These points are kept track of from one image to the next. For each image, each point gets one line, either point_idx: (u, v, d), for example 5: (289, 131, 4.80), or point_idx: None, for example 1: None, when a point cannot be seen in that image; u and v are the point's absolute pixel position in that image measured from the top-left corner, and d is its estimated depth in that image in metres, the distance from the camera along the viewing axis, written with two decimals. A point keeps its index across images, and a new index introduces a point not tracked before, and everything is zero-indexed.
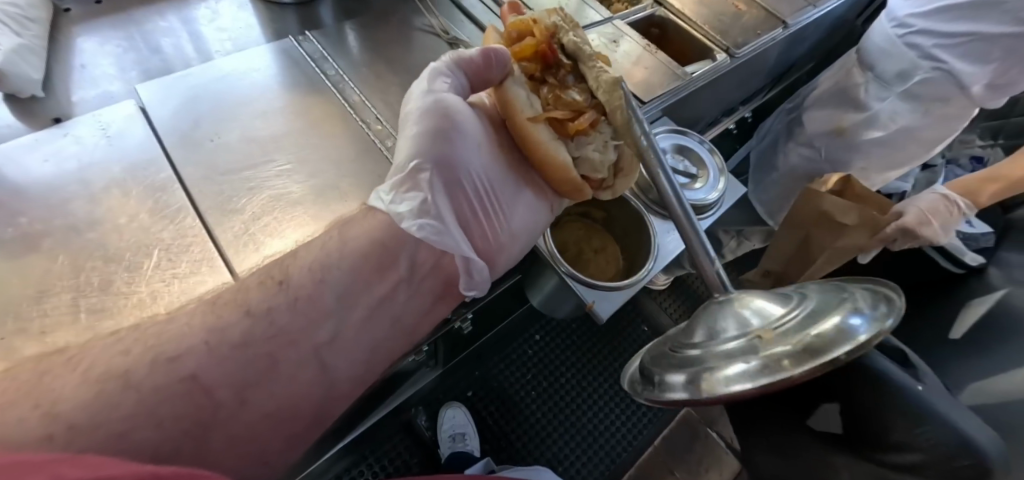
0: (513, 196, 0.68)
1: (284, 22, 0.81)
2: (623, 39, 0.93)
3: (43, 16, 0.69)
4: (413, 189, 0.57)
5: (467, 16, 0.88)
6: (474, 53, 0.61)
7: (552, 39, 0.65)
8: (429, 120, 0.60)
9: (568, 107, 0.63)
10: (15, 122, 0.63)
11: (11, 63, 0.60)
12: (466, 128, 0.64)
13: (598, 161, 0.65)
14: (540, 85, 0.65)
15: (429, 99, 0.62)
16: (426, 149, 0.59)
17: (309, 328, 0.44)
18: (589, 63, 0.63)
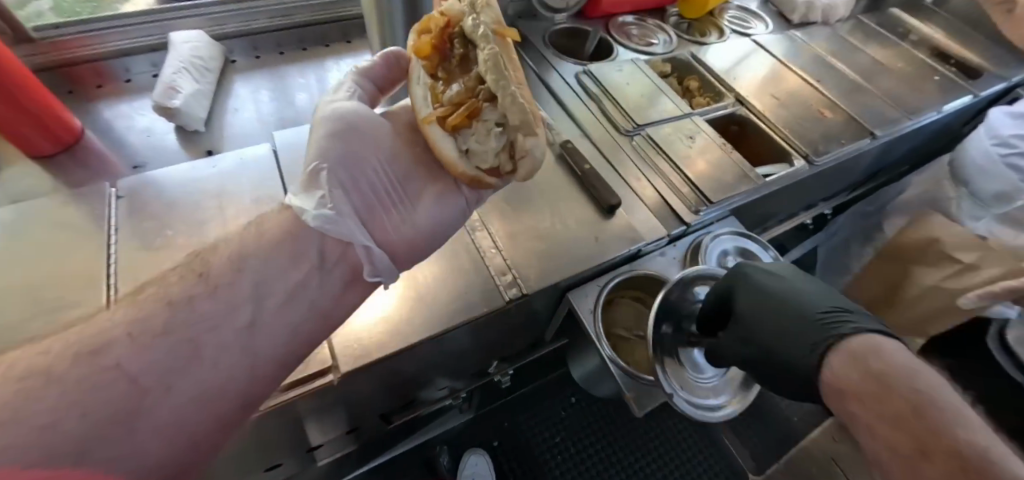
0: (417, 192, 0.68)
1: None
2: (700, 135, 0.97)
3: (217, 66, 0.86)
4: (315, 186, 0.59)
5: (557, 101, 0.98)
6: (376, 61, 0.72)
7: (451, 28, 0.64)
8: (331, 125, 0.64)
9: (454, 101, 0.64)
10: (180, 150, 0.78)
11: (186, 104, 0.76)
12: (366, 130, 0.67)
13: (483, 153, 0.64)
14: (439, 80, 0.67)
15: (331, 108, 0.66)
16: (330, 147, 0.63)
17: (229, 313, 0.46)
18: (483, 46, 0.60)
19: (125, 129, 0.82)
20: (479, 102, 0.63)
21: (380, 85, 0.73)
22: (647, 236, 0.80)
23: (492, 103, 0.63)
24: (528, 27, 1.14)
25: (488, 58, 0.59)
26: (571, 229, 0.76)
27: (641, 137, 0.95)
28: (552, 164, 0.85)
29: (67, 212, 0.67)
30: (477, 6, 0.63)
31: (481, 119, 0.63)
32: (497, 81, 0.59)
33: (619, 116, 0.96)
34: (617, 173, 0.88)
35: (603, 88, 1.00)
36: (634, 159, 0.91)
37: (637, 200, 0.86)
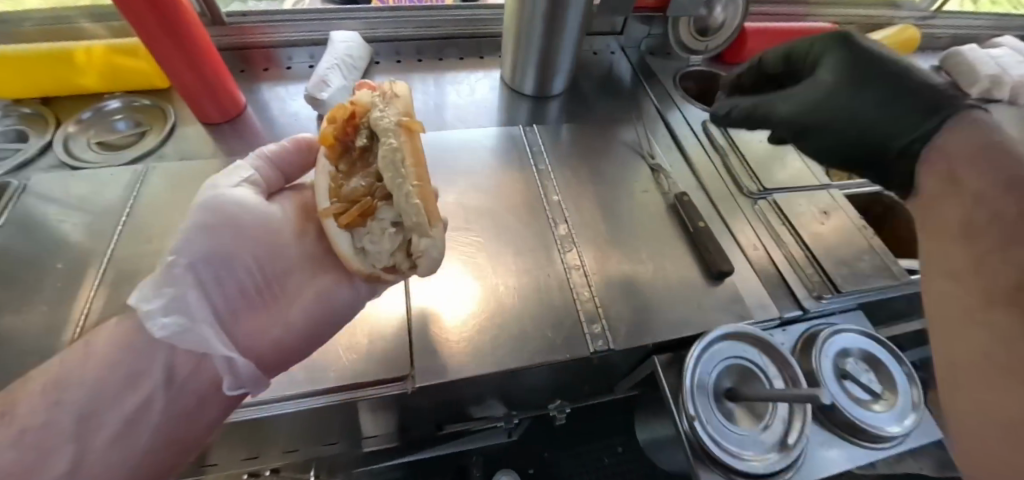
0: (306, 279, 0.59)
1: (517, 111, 0.97)
2: (837, 212, 0.85)
3: (365, 64, 0.94)
4: (169, 284, 0.48)
5: (677, 146, 0.93)
6: (287, 142, 0.64)
7: (362, 119, 0.53)
8: (209, 207, 0.54)
9: (347, 194, 0.53)
10: None
11: (331, 98, 0.83)
12: (247, 220, 0.56)
13: (377, 254, 0.53)
14: (341, 171, 0.55)
15: (209, 192, 0.55)
16: (192, 243, 0.51)
17: (40, 459, 0.40)
18: (386, 139, 0.51)
19: (279, 111, 0.91)
20: (374, 194, 0.52)
21: (284, 168, 0.64)
22: (758, 314, 0.71)
23: (389, 201, 0.52)
24: (658, 66, 1.11)
25: (389, 153, 0.50)
26: (670, 289, 0.71)
27: (767, 203, 0.85)
28: (660, 215, 0.80)
29: None
30: (386, 97, 0.54)
31: (376, 218, 0.53)
32: (393, 179, 0.50)
33: (745, 176, 0.88)
34: (734, 235, 0.79)
35: (731, 142, 0.93)
36: (755, 225, 0.82)
37: (750, 271, 0.76)
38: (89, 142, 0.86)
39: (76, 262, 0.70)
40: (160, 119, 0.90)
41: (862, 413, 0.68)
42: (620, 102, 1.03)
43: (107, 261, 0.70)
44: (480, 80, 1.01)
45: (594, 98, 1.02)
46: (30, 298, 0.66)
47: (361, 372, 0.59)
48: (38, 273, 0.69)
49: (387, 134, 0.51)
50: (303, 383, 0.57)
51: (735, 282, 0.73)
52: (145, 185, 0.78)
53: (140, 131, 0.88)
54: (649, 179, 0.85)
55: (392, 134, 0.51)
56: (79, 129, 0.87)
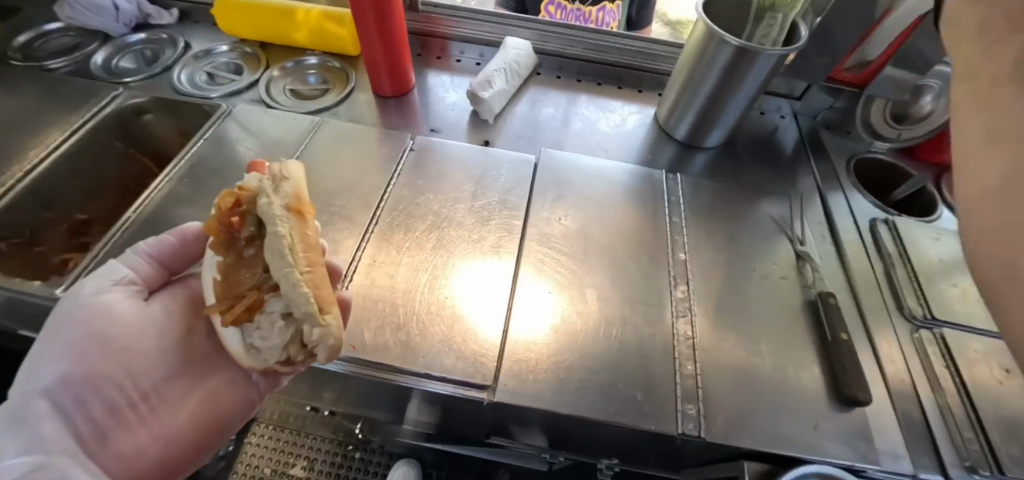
0: (182, 390, 0.60)
1: (659, 152, 0.94)
2: None
3: (520, 82, 0.98)
4: (24, 422, 0.47)
5: (831, 238, 0.83)
6: (166, 239, 0.62)
7: (244, 213, 0.52)
8: (79, 329, 0.54)
9: (240, 288, 0.52)
10: (465, 130, 0.93)
11: (491, 98, 0.89)
12: (116, 332, 0.56)
13: (271, 349, 0.52)
14: (232, 270, 0.53)
15: (68, 320, 0.54)
16: (51, 367, 0.51)
17: None
18: (272, 235, 0.49)
19: (439, 99, 0.98)
20: (263, 288, 0.51)
21: (168, 263, 0.63)
22: (886, 462, 0.60)
23: (276, 293, 0.51)
24: (832, 144, 1.00)
25: (273, 256, 0.49)
26: (783, 396, 0.62)
27: (930, 334, 0.72)
28: (795, 307, 0.72)
29: (378, 145, 0.87)
30: (273, 181, 0.54)
31: (264, 311, 0.51)
32: (280, 269, 0.49)
33: (911, 295, 0.76)
34: (877, 358, 0.69)
35: (903, 251, 0.81)
36: (907, 354, 0.70)
37: (887, 405, 0.65)
38: (284, 87, 1.00)
39: None
40: (341, 81, 1.01)
41: None
42: (776, 171, 0.95)
43: None
44: (632, 113, 0.99)
45: (748, 160, 0.96)
46: (209, 204, 0.79)
47: (447, 366, 0.60)
48: (220, 185, 0.82)
49: (271, 227, 0.50)
50: (397, 357, 0.60)
51: (867, 412, 0.63)
52: (317, 135, 0.89)
53: (324, 88, 1.00)
54: (790, 264, 0.77)
55: (274, 225, 0.50)
56: (281, 75, 1.02)
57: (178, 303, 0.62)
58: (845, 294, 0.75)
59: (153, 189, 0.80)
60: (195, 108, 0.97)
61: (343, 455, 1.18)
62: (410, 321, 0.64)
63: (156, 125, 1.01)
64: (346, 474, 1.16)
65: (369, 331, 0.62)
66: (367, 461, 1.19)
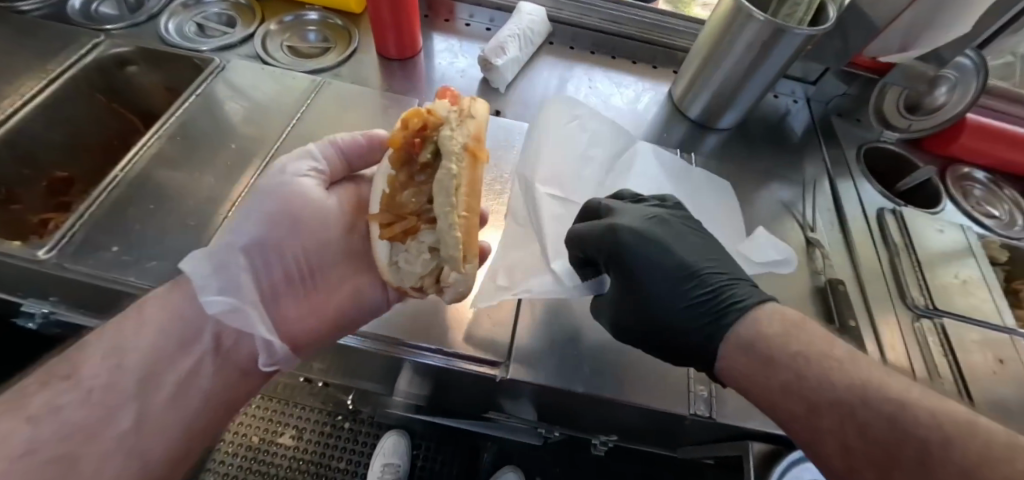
0: (341, 276, 0.61)
1: (671, 131, 0.92)
2: (1015, 364, 0.71)
3: (532, 51, 0.94)
4: (224, 265, 0.51)
5: (840, 225, 0.83)
6: (355, 137, 0.63)
7: (427, 137, 0.51)
8: (275, 198, 0.56)
9: (401, 204, 0.53)
10: (474, 98, 0.89)
11: (503, 66, 0.85)
12: (306, 212, 0.58)
13: (408, 274, 0.54)
14: (400, 187, 0.54)
15: (270, 188, 0.57)
16: (247, 227, 0.55)
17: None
18: (447, 170, 0.49)
19: (447, 64, 0.94)
20: (421, 215, 0.53)
21: (350, 158, 0.64)
22: None
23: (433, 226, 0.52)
24: (842, 131, 0.99)
25: (444, 192, 0.49)
26: None
27: (930, 324, 0.74)
28: (804, 293, 0.72)
29: (384, 110, 0.83)
30: (461, 115, 0.52)
31: (416, 239, 0.53)
32: (442, 206, 0.49)
33: (914, 285, 0.77)
34: (879, 345, 0.70)
35: (908, 242, 0.81)
36: (908, 341, 0.71)
37: None
38: (282, 44, 0.94)
39: (246, 147, 0.78)
40: (344, 40, 0.95)
41: None
42: (787, 156, 0.94)
43: (270, 154, 0.77)
44: (645, 89, 0.97)
45: (760, 143, 0.95)
46: (204, 166, 0.75)
47: (459, 341, 0.59)
48: (215, 146, 0.78)
49: (449, 165, 0.49)
50: None
51: None
52: (318, 96, 0.84)
53: (325, 47, 0.94)
54: (800, 250, 0.77)
55: (452, 163, 0.49)
56: (277, 30, 0.95)
57: (348, 199, 0.63)
58: (851, 281, 0.76)
59: (141, 147, 0.75)
60: (185, 61, 0.91)
61: (331, 425, 1.18)
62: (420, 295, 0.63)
63: (141, 78, 0.94)
64: (335, 443, 1.16)
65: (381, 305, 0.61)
66: (356, 431, 1.19)
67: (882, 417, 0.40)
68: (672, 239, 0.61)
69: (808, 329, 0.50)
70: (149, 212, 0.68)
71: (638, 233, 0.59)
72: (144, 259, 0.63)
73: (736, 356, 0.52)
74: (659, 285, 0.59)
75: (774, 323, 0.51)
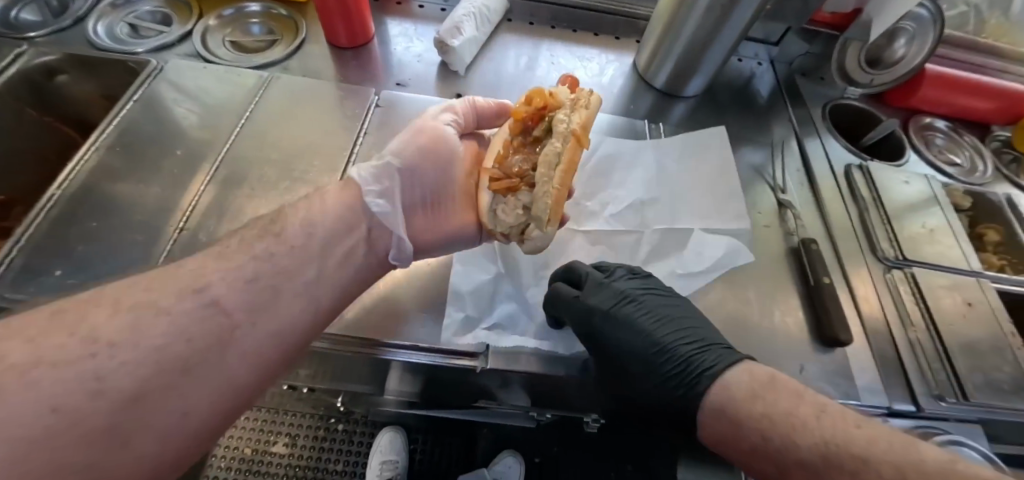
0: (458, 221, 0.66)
1: (640, 102, 0.91)
2: (982, 306, 0.73)
3: (490, 30, 0.91)
4: (385, 175, 0.58)
5: (809, 184, 0.84)
6: (493, 104, 0.73)
7: (545, 115, 0.65)
8: (426, 132, 0.64)
9: (510, 168, 0.65)
10: (434, 83, 0.85)
11: (461, 46, 0.81)
12: (447, 152, 0.65)
13: (501, 220, 0.63)
14: (512, 154, 0.67)
15: (427, 123, 0.65)
16: (405, 145, 0.61)
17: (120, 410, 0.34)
18: (556, 144, 0.62)
19: (403, 49, 0.90)
20: (523, 179, 0.64)
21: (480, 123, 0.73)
22: (865, 397, 0.63)
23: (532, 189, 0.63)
24: (807, 90, 0.99)
25: (552, 159, 0.62)
26: (769, 343, 0.64)
27: (900, 274, 0.75)
28: (779, 256, 0.72)
29: (339, 103, 0.79)
30: (575, 105, 0.67)
31: (514, 197, 0.64)
32: (546, 174, 0.61)
33: (884, 237, 0.78)
34: (853, 298, 0.71)
35: (876, 196, 0.82)
36: (881, 293, 0.72)
37: (863, 343, 0.68)
38: (224, 40, 0.88)
39: (194, 152, 0.73)
40: (291, 32, 0.90)
41: None
42: (755, 119, 0.94)
43: (220, 158, 0.72)
44: (610, 61, 0.95)
45: (728, 109, 0.94)
46: (149, 177, 0.70)
47: (438, 334, 0.59)
48: (160, 154, 0.73)
49: (559, 143, 0.62)
50: None
51: (846, 351, 0.66)
52: (267, 92, 0.79)
53: (271, 40, 0.89)
54: (773, 212, 0.77)
55: (562, 142, 0.63)
56: (218, 25, 0.89)
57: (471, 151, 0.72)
58: (823, 238, 0.77)
59: (78, 162, 0.70)
60: (119, 65, 0.84)
61: (326, 428, 1.13)
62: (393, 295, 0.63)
63: (73, 87, 0.87)
64: (331, 446, 1.12)
65: (355, 311, 0.60)
66: (351, 431, 1.15)
67: (846, 477, 0.41)
68: (642, 318, 0.60)
69: (780, 386, 0.48)
70: (92, 231, 0.64)
71: (603, 313, 0.60)
72: (91, 282, 0.59)
73: (714, 419, 0.52)
74: (632, 358, 0.60)
75: (742, 386, 0.50)
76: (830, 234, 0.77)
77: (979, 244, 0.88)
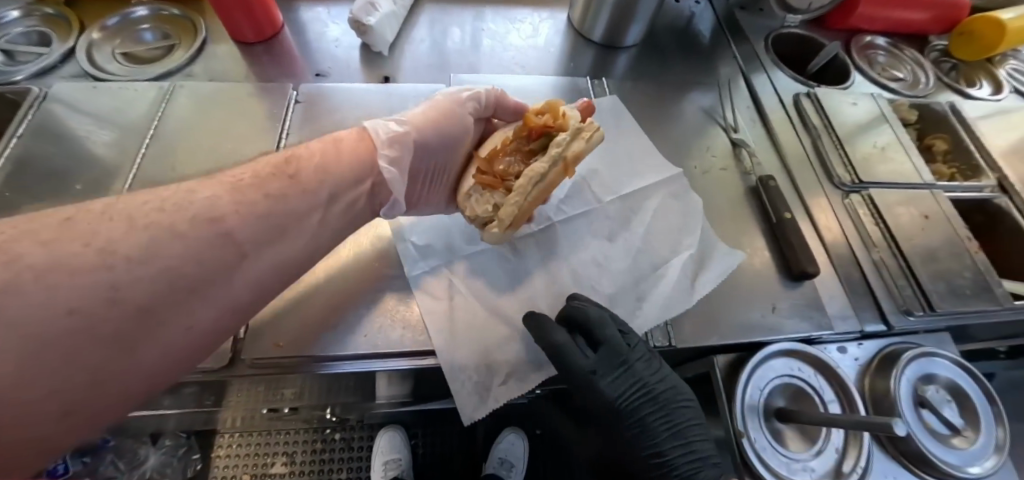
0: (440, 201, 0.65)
1: (580, 60, 0.86)
2: (938, 216, 0.74)
3: (410, 2, 0.84)
4: (400, 141, 0.56)
5: (760, 119, 0.82)
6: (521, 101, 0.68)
7: (547, 131, 0.60)
8: (447, 106, 0.61)
9: (499, 166, 0.61)
10: (359, 69, 0.79)
11: (379, 24, 0.75)
12: (461, 135, 0.62)
13: (470, 209, 0.60)
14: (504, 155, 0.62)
15: (458, 94, 0.63)
16: (424, 115, 0.59)
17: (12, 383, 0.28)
18: (542, 164, 0.57)
19: (319, 37, 0.83)
20: (506, 177, 0.60)
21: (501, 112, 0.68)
22: (837, 325, 0.63)
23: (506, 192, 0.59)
24: (747, 25, 0.97)
25: (531, 177, 0.57)
26: (740, 286, 0.63)
27: (858, 197, 0.75)
28: (739, 197, 0.71)
29: (255, 105, 0.72)
30: (584, 131, 0.59)
31: (490, 194, 0.60)
32: (524, 183, 0.57)
33: (839, 163, 0.78)
34: (816, 227, 0.71)
35: (827, 122, 0.82)
36: (842, 218, 0.72)
37: (831, 272, 0.67)
38: (114, 53, 0.78)
39: (98, 182, 0.64)
40: (190, 34, 0.81)
41: (938, 448, 0.59)
42: (699, 61, 0.91)
43: (128, 184, 0.64)
44: (542, 20, 0.90)
45: (671, 54, 0.91)
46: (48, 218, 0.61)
47: (395, 339, 0.53)
48: (57, 189, 0.63)
49: (545, 166, 0.57)
50: (330, 345, 0.52)
51: (815, 282, 0.65)
52: (172, 104, 0.71)
53: (169, 45, 0.80)
54: (728, 154, 0.75)
55: (547, 164, 0.57)
56: (104, 37, 0.79)
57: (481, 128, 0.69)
58: (781, 172, 0.76)
59: None
60: None
61: (322, 440, 1.12)
62: (337, 303, 0.55)
63: None
64: (331, 456, 1.11)
65: (297, 327, 0.52)
66: (349, 439, 1.14)
67: None
68: (656, 424, 0.57)
69: None
70: None
71: (619, 408, 0.55)
72: None
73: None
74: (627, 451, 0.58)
75: None
76: (786, 167, 0.76)
77: (929, 155, 0.89)
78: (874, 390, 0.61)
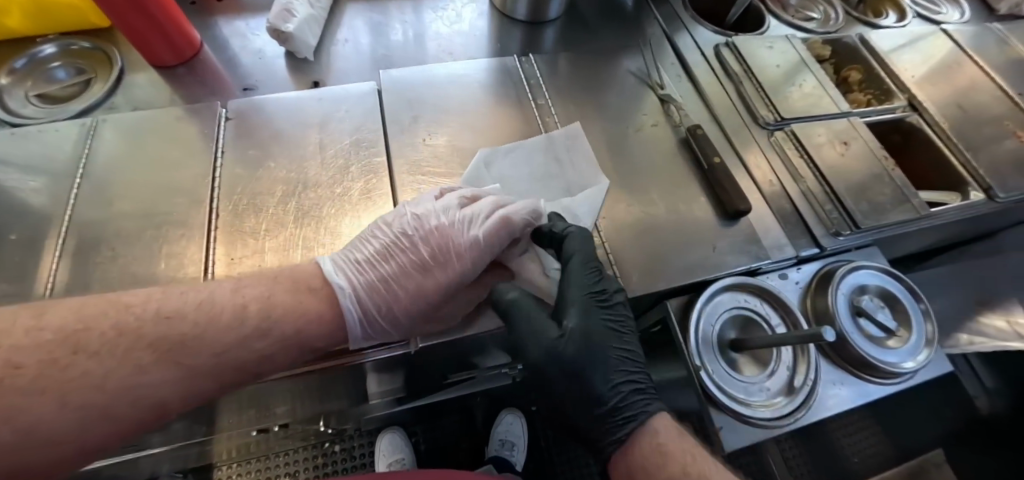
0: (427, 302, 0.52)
1: (509, 39, 0.88)
2: (856, 140, 0.80)
3: (330, 4, 0.84)
4: (400, 246, 0.53)
5: (686, 74, 0.86)
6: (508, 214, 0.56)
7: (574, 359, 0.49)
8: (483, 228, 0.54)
9: None
10: (290, 78, 0.79)
11: (299, 29, 0.74)
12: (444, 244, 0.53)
13: None
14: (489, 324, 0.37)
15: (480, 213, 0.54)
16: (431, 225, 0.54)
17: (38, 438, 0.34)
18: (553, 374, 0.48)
19: (242, 51, 0.82)
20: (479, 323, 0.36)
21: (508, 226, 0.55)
22: (773, 254, 0.67)
23: None
24: None
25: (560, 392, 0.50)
26: (685, 231, 0.66)
27: (782, 133, 0.80)
28: (672, 150, 0.74)
29: (186, 128, 0.71)
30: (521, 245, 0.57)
31: None
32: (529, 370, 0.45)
33: (761, 105, 0.82)
34: (747, 167, 0.75)
35: (747, 68, 0.86)
36: (770, 156, 0.77)
37: (763, 204, 0.72)
38: (27, 95, 0.75)
39: (32, 231, 0.61)
40: (105, 65, 0.78)
41: (876, 350, 0.64)
42: (623, 25, 0.94)
43: (64, 227, 0.62)
44: (464, 5, 0.91)
45: (595, 22, 0.93)
46: None
47: None
48: None
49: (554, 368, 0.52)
50: None
51: (750, 219, 0.69)
52: (98, 138, 0.69)
53: (84, 80, 0.78)
54: (658, 110, 0.79)
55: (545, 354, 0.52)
56: (12, 81, 0.75)
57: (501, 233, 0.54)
58: (708, 120, 0.79)
59: None
60: None
61: (323, 454, 1.13)
62: None
63: None
64: (335, 468, 1.12)
65: None
66: (350, 448, 1.16)
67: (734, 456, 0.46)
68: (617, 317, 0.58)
69: None
70: None
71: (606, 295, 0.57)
72: None
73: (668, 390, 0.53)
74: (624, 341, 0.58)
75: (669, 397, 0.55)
76: (714, 116, 0.80)
77: (847, 87, 0.95)
78: (816, 308, 0.66)
